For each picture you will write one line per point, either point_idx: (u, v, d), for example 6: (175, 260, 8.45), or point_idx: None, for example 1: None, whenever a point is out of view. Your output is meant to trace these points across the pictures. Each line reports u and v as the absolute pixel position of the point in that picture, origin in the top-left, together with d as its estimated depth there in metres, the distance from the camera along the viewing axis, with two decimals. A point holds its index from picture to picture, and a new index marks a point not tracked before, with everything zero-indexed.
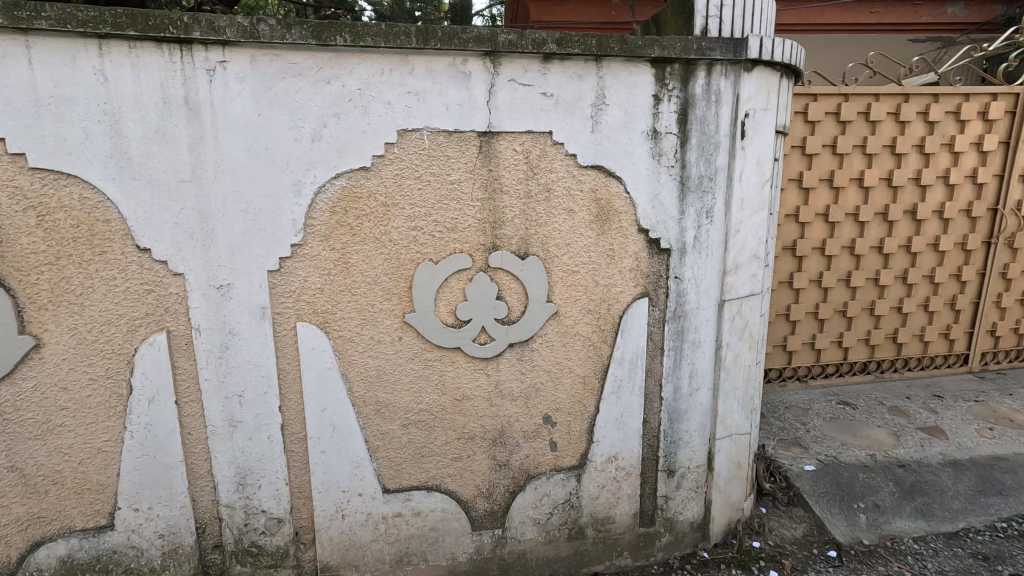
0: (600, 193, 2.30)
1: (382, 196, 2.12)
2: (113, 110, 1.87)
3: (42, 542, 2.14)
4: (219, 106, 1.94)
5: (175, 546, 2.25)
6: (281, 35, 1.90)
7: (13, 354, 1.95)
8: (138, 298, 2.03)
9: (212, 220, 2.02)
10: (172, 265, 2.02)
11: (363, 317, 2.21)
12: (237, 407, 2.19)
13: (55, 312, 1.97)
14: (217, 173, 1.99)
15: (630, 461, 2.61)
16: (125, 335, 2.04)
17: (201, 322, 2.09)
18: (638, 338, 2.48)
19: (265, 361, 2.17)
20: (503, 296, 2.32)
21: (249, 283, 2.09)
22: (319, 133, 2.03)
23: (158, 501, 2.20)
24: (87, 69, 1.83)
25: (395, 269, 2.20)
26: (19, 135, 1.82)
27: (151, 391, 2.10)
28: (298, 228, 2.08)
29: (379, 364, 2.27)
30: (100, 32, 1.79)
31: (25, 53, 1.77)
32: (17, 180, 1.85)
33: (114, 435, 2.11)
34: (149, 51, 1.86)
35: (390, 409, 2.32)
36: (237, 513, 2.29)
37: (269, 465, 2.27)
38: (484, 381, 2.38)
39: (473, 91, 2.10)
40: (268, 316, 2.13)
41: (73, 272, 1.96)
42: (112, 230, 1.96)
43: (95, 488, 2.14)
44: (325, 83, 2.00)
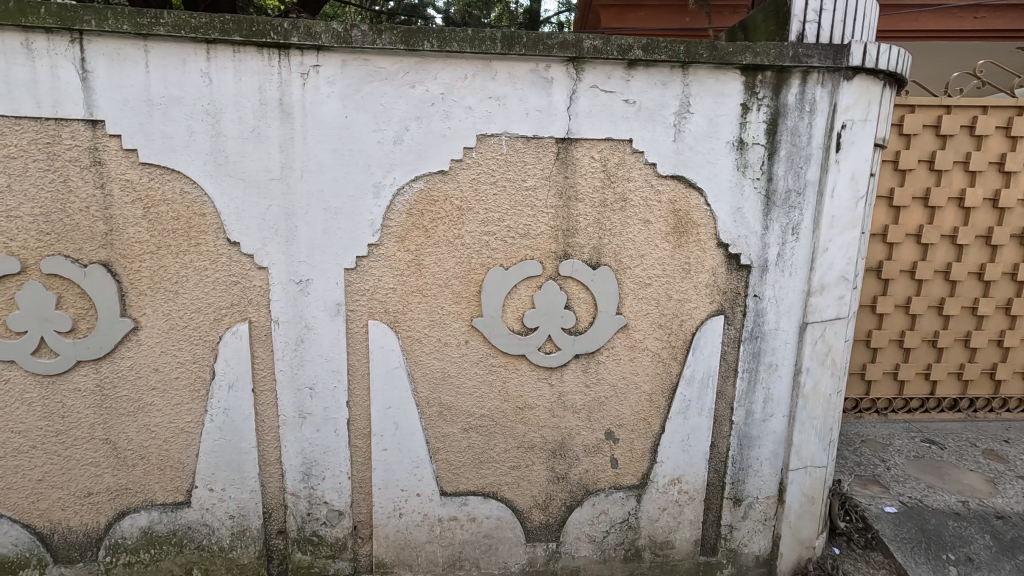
0: (678, 204, 2.21)
1: (458, 199, 2.14)
2: (216, 110, 1.98)
3: (127, 512, 2.28)
4: (310, 109, 2.02)
5: (242, 528, 2.35)
6: (372, 39, 1.95)
7: (114, 336, 2.10)
8: (226, 289, 2.13)
9: (296, 217, 2.09)
10: (257, 258, 2.11)
11: (432, 319, 2.23)
12: (308, 399, 2.26)
13: (152, 297, 2.10)
14: (303, 173, 2.06)
15: (694, 485, 2.49)
16: (212, 323, 2.15)
17: (280, 315, 2.17)
18: (710, 357, 2.36)
19: (336, 356, 2.23)
20: (571, 305, 2.28)
21: (327, 280, 2.15)
22: (401, 135, 2.07)
23: (231, 483, 2.30)
24: (196, 72, 1.95)
25: (465, 273, 2.20)
26: (132, 132, 1.96)
27: (231, 377, 2.20)
28: (375, 228, 2.13)
29: (444, 367, 2.28)
30: (209, 38, 1.90)
31: (142, 57, 1.91)
32: (128, 173, 2.00)
33: (196, 417, 2.23)
34: (250, 55, 1.95)
35: (452, 412, 2.33)
36: (301, 501, 2.35)
37: (333, 458, 2.32)
38: (547, 391, 2.34)
39: (554, 97, 2.08)
40: (342, 313, 2.19)
41: (171, 261, 2.09)
42: (207, 224, 2.07)
43: (176, 466, 2.27)
44: (410, 87, 2.03)
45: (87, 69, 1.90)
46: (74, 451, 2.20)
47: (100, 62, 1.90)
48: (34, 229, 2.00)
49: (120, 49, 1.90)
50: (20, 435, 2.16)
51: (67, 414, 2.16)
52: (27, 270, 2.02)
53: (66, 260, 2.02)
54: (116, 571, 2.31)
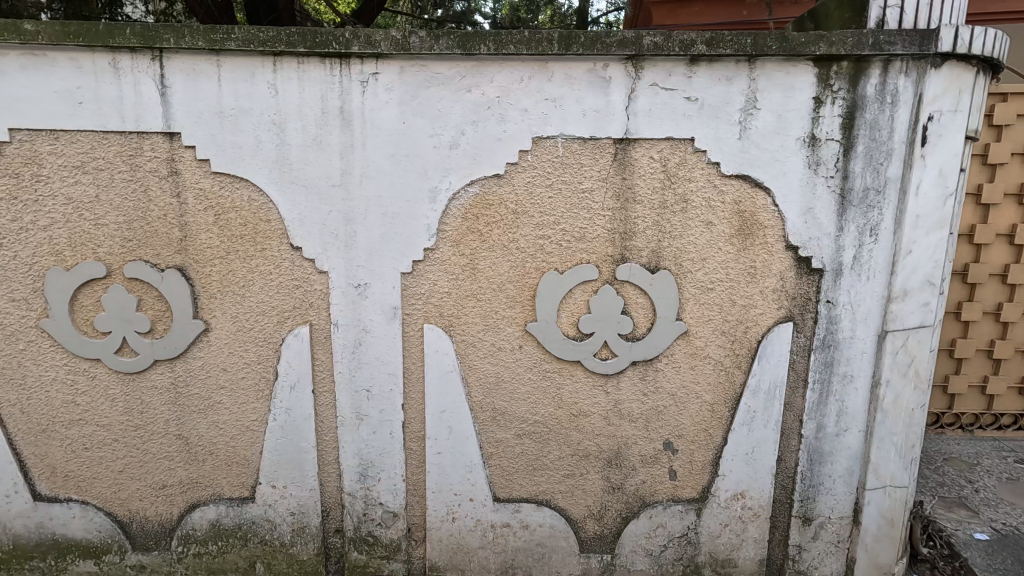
0: (743, 204, 2.10)
1: (512, 203, 2.12)
2: (281, 120, 2.05)
3: (197, 505, 2.39)
4: (369, 116, 2.06)
5: (302, 525, 2.41)
6: (429, 45, 1.96)
7: (187, 336, 2.21)
8: (289, 293, 2.20)
9: (355, 222, 2.14)
10: (318, 263, 2.16)
11: (486, 323, 2.22)
12: (365, 401, 2.29)
13: (221, 300, 2.20)
14: (362, 178, 2.10)
15: (759, 502, 2.35)
16: (276, 325, 2.23)
17: (339, 318, 2.22)
18: (777, 366, 2.23)
19: (392, 359, 2.25)
20: (628, 311, 2.21)
21: (384, 284, 2.18)
22: (457, 140, 2.07)
23: (292, 480, 2.37)
24: (263, 84, 2.02)
25: (520, 277, 2.18)
26: (205, 143, 2.06)
27: (292, 378, 2.26)
28: (431, 232, 2.14)
29: (498, 372, 2.26)
30: (275, 50, 1.97)
31: (215, 71, 2.01)
32: (201, 182, 2.10)
33: (260, 416, 2.31)
34: (314, 65, 2.01)
35: (506, 417, 2.31)
36: (358, 501, 2.39)
37: (389, 460, 2.35)
38: (602, 398, 2.28)
39: (612, 97, 2.02)
40: (398, 316, 2.21)
41: (239, 266, 2.17)
42: (272, 229, 2.15)
43: (242, 462, 2.36)
44: (467, 91, 2.03)
45: (166, 85, 2.01)
46: (150, 445, 2.33)
47: (177, 77, 2.00)
48: (118, 236, 2.13)
49: (195, 64, 2.00)
50: (104, 429, 2.31)
51: (145, 410, 2.29)
52: (112, 275, 2.16)
53: (145, 265, 2.14)
54: (187, 561, 2.42)
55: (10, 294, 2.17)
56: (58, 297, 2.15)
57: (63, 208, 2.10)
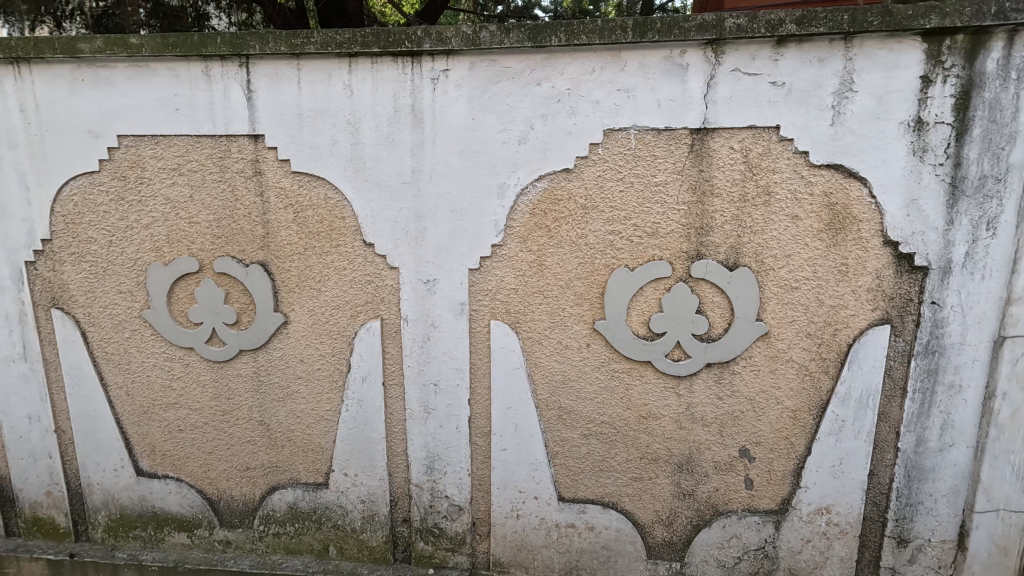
0: (835, 196, 1.94)
1: (581, 198, 2.07)
2: (356, 119, 2.11)
3: (276, 488, 2.53)
4: (439, 113, 2.07)
5: (372, 513, 2.49)
6: (499, 39, 1.94)
7: (269, 328, 2.33)
8: (361, 288, 2.26)
9: (425, 219, 2.16)
10: (389, 259, 2.21)
11: (553, 320, 2.19)
12: (432, 395, 2.33)
13: (299, 294, 2.30)
14: (432, 175, 2.12)
15: (847, 518, 2.18)
16: (349, 319, 2.30)
17: (409, 313, 2.26)
18: (871, 372, 2.05)
19: (459, 354, 2.27)
20: (703, 310, 2.10)
21: (452, 280, 2.20)
22: (526, 134, 2.04)
23: (363, 469, 2.45)
24: (339, 85, 2.08)
25: (588, 274, 2.13)
26: (286, 144, 2.15)
27: (364, 370, 2.34)
28: (499, 229, 2.13)
29: (565, 370, 2.23)
30: (351, 52, 2.02)
31: (296, 74, 2.09)
32: (282, 182, 2.20)
33: (334, 406, 2.40)
34: (387, 65, 2.05)
35: (572, 417, 2.27)
36: (424, 493, 2.44)
37: (455, 453, 2.38)
38: (673, 401, 2.19)
39: (689, 85, 1.92)
40: (465, 312, 2.22)
41: (315, 261, 2.26)
42: (346, 227, 2.21)
43: (317, 449, 2.46)
44: (536, 85, 2.00)
45: (251, 90, 2.12)
46: (235, 430, 2.49)
47: (261, 82, 2.11)
48: (208, 233, 2.28)
49: (277, 68, 2.09)
50: (196, 413, 2.49)
51: (231, 397, 2.44)
52: (203, 269, 2.32)
53: (232, 260, 2.28)
54: (267, 539, 2.57)
55: (118, 287, 2.37)
56: (159, 290, 2.34)
57: (162, 208, 2.27)
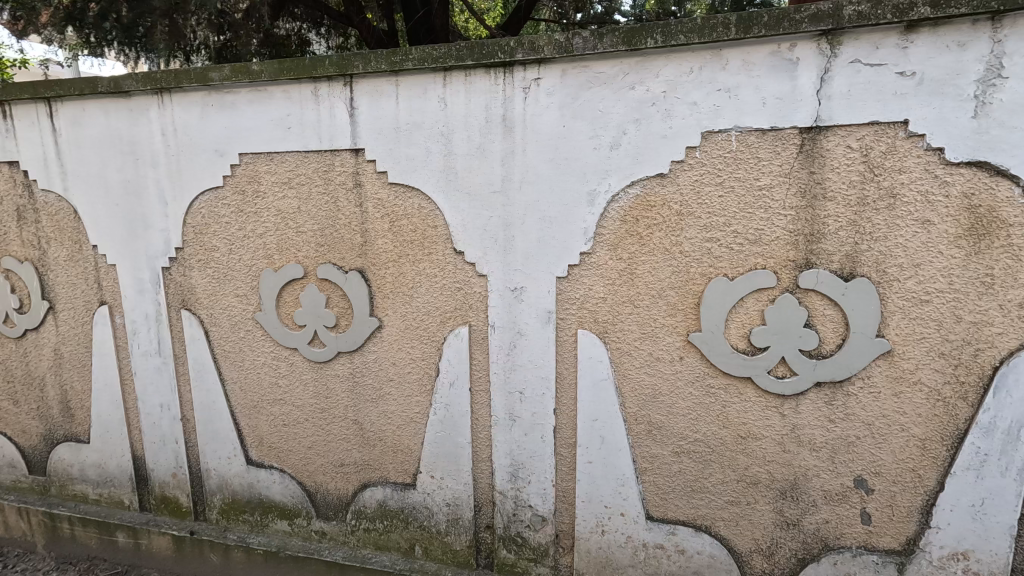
0: (977, 197, 1.71)
1: (676, 204, 1.98)
2: (449, 131, 2.17)
3: (368, 485, 2.64)
4: (530, 121, 2.08)
5: (456, 517, 2.53)
6: (593, 45, 1.92)
7: (364, 332, 2.44)
8: (451, 294, 2.31)
9: (514, 227, 2.18)
10: (478, 267, 2.24)
11: (644, 332, 2.11)
12: (518, 403, 2.33)
13: (393, 301, 2.39)
14: (522, 183, 2.13)
15: (990, 568, 1.89)
16: (439, 324, 2.36)
17: (496, 320, 2.28)
18: (1021, 401, 1.77)
19: (546, 363, 2.25)
20: (812, 324, 1.93)
21: (540, 288, 2.19)
22: (618, 140, 1.99)
23: (449, 473, 2.49)
24: (434, 98, 2.16)
25: (683, 283, 2.03)
26: (384, 157, 2.26)
27: (452, 375, 2.38)
28: (588, 236, 2.09)
29: (655, 384, 2.14)
30: (446, 66, 2.09)
31: (394, 90, 2.19)
32: (380, 193, 2.31)
33: (423, 409, 2.47)
34: (480, 77, 2.09)
35: (663, 432, 2.17)
36: (508, 501, 2.44)
37: (539, 463, 2.35)
38: (776, 421, 2.02)
39: (799, 81, 1.78)
40: (552, 321, 2.21)
41: (408, 269, 2.34)
42: (438, 235, 2.28)
43: (406, 450, 2.55)
44: (630, 89, 1.95)
45: (354, 107, 2.25)
46: (332, 427, 2.64)
47: (363, 99, 2.23)
48: (313, 242, 2.44)
49: (378, 86, 2.21)
50: (298, 410, 2.66)
51: (329, 396, 2.59)
52: (308, 276, 2.48)
53: (334, 267, 2.43)
54: (359, 534, 2.69)
55: (235, 291, 2.61)
56: (269, 294, 2.54)
57: (274, 219, 2.47)
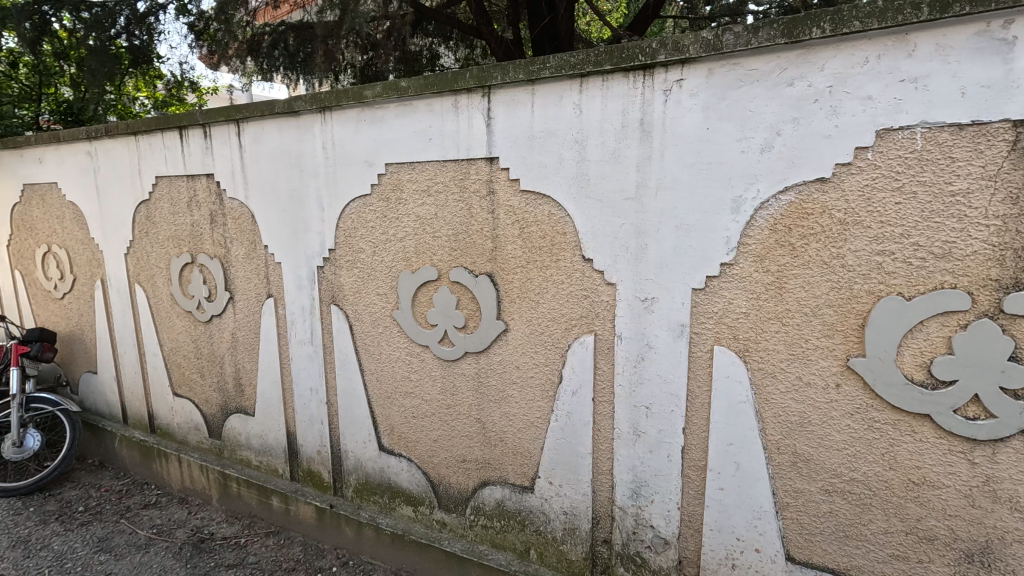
0: None
1: (839, 212, 1.76)
2: (583, 137, 2.15)
3: (487, 483, 2.71)
4: (670, 125, 1.98)
5: (573, 526, 2.50)
6: (746, 40, 1.78)
7: (491, 334, 2.51)
8: (577, 302, 2.28)
9: (647, 235, 2.09)
10: (607, 275, 2.19)
11: (793, 353, 1.90)
12: (643, 418, 2.24)
13: (519, 305, 2.43)
14: (658, 190, 2.04)
15: None
16: (564, 332, 2.34)
17: (624, 331, 2.21)
18: None
19: (676, 378, 2.14)
20: (1019, 357, 1.60)
21: (673, 300, 2.08)
22: (771, 142, 1.82)
23: (567, 481, 2.47)
24: (570, 105, 2.15)
25: (844, 301, 1.80)
26: (517, 164, 2.31)
27: (575, 384, 2.36)
28: (730, 246, 1.94)
29: (804, 412, 1.92)
30: (584, 72, 2.07)
31: (530, 98, 2.23)
32: (511, 200, 2.36)
33: (544, 414, 2.47)
34: (617, 81, 2.05)
35: (811, 466, 1.94)
36: (628, 518, 2.35)
37: (664, 482, 2.24)
38: (962, 469, 1.71)
39: (1014, 64, 1.48)
40: (685, 334, 2.09)
41: (535, 274, 2.36)
42: (567, 242, 2.26)
43: (526, 454, 2.57)
44: (788, 85, 1.77)
45: (491, 116, 2.33)
46: (456, 423, 2.75)
47: (500, 109, 2.30)
48: (447, 246, 2.57)
49: (515, 95, 2.26)
50: (426, 403, 2.82)
51: (455, 393, 2.70)
52: (441, 278, 2.62)
53: (465, 271, 2.53)
54: (477, 529, 2.78)
55: (377, 290, 2.84)
56: (406, 294, 2.72)
57: (413, 224, 2.64)
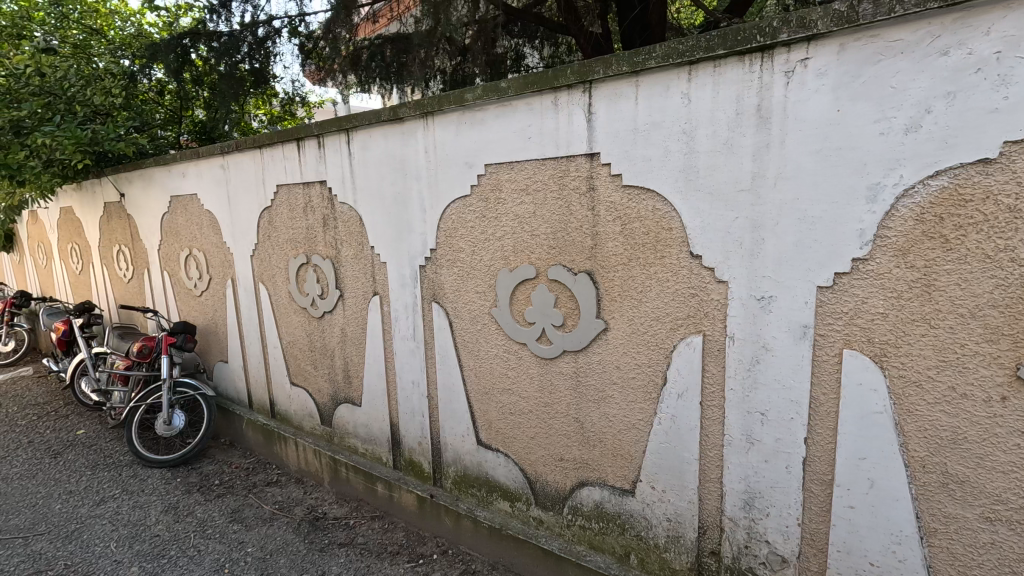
0: None
1: (1007, 198, 1.53)
2: (691, 128, 2.05)
3: (585, 483, 2.68)
4: (792, 109, 1.83)
5: (677, 534, 2.40)
6: (888, 8, 1.60)
7: (591, 333, 2.47)
8: (684, 301, 2.18)
9: (764, 229, 1.95)
10: (717, 272, 2.07)
11: (944, 359, 1.68)
12: (757, 425, 2.09)
13: (621, 304, 2.36)
14: (777, 180, 1.89)
15: None
16: (669, 332, 2.24)
17: (736, 331, 2.08)
18: None
19: (798, 384, 1.97)
20: None
21: (794, 299, 1.92)
22: (917, 121, 1.62)
23: (671, 487, 2.38)
24: (677, 94, 2.06)
25: (1013, 301, 1.56)
26: (619, 159, 2.25)
27: (681, 386, 2.26)
28: (865, 240, 1.76)
29: (958, 426, 1.68)
30: (693, 59, 1.98)
31: (634, 91, 2.17)
32: (613, 196, 2.30)
33: (646, 417, 2.39)
34: (731, 66, 1.93)
35: (966, 489, 1.70)
36: (740, 531, 2.21)
37: (782, 495, 2.08)
38: None
39: None
40: (809, 337, 1.92)
41: (638, 272, 2.28)
42: (673, 238, 2.17)
43: (626, 456, 2.51)
44: (940, 55, 1.57)
45: (592, 112, 2.30)
46: (553, 422, 2.74)
47: (602, 103, 2.26)
48: (545, 244, 2.56)
49: (617, 89, 2.21)
50: (523, 401, 2.84)
51: (552, 391, 2.70)
52: (539, 276, 2.61)
53: (564, 269, 2.50)
54: (574, 529, 2.77)
55: (476, 288, 2.91)
56: (504, 292, 2.76)
57: (512, 223, 2.67)
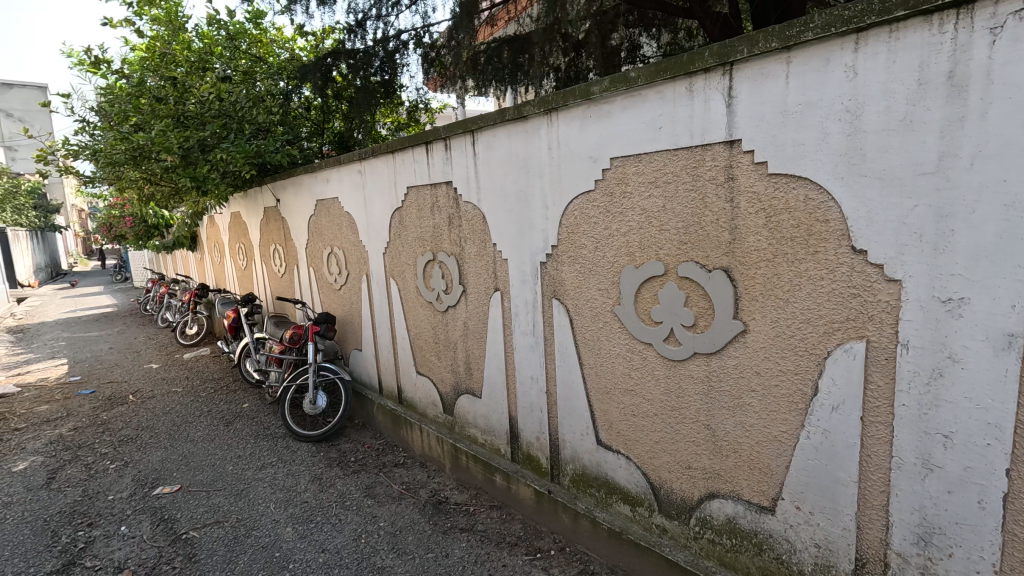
0: None
1: None
2: (857, 105, 1.80)
3: (716, 495, 2.50)
4: (999, 73, 1.53)
5: (828, 563, 2.14)
6: None
7: (726, 335, 2.29)
8: (842, 302, 1.93)
9: (953, 218, 1.65)
10: (888, 269, 1.80)
11: None
12: (938, 449, 1.78)
13: (762, 304, 2.16)
14: (974, 160, 1.59)
15: None
16: (822, 337, 2.00)
17: (911, 338, 1.79)
18: None
19: (998, 404, 1.65)
20: None
21: (995, 302, 1.61)
22: None
23: (821, 509, 2.12)
24: (839, 68, 1.83)
25: None
26: (765, 145, 2.05)
27: (836, 398, 2.00)
28: None
29: None
30: (862, 25, 1.74)
31: (785, 69, 1.97)
32: (756, 186, 2.10)
33: (791, 429, 2.16)
34: (913, 29, 1.66)
35: None
36: (911, 569, 1.91)
37: (972, 534, 1.76)
38: None
39: None
40: (1015, 348, 1.59)
41: (785, 270, 2.07)
42: (830, 230, 1.92)
43: (765, 470, 2.29)
44: None
45: (732, 95, 2.12)
46: (680, 427, 2.59)
47: (744, 85, 2.08)
48: (675, 239, 2.42)
49: (764, 68, 2.03)
50: (647, 403, 2.72)
51: (680, 395, 2.55)
52: (668, 273, 2.48)
53: (696, 266, 2.35)
54: (702, 542, 2.60)
55: (599, 285, 2.85)
56: (629, 289, 2.67)
57: (639, 218, 2.56)
